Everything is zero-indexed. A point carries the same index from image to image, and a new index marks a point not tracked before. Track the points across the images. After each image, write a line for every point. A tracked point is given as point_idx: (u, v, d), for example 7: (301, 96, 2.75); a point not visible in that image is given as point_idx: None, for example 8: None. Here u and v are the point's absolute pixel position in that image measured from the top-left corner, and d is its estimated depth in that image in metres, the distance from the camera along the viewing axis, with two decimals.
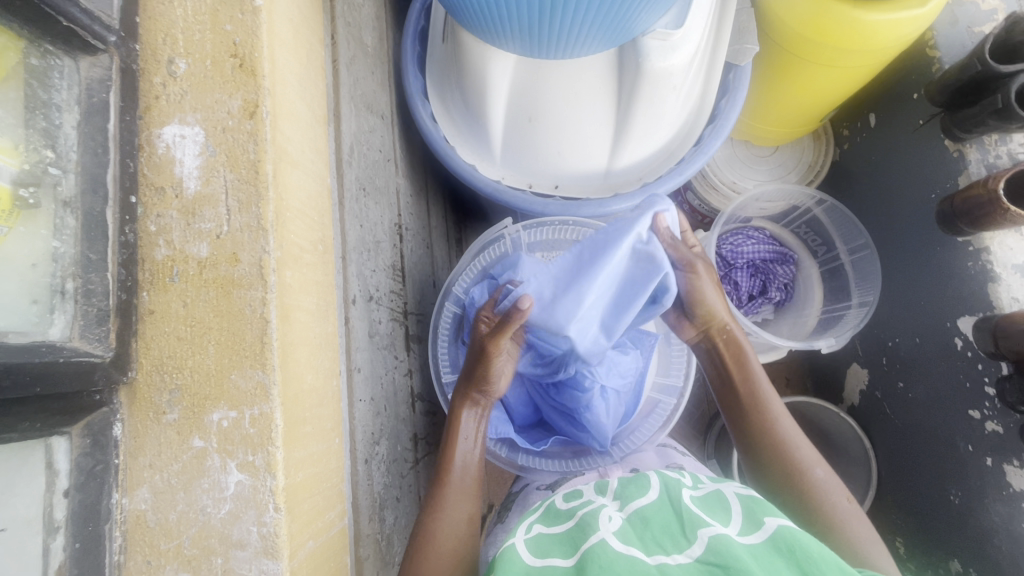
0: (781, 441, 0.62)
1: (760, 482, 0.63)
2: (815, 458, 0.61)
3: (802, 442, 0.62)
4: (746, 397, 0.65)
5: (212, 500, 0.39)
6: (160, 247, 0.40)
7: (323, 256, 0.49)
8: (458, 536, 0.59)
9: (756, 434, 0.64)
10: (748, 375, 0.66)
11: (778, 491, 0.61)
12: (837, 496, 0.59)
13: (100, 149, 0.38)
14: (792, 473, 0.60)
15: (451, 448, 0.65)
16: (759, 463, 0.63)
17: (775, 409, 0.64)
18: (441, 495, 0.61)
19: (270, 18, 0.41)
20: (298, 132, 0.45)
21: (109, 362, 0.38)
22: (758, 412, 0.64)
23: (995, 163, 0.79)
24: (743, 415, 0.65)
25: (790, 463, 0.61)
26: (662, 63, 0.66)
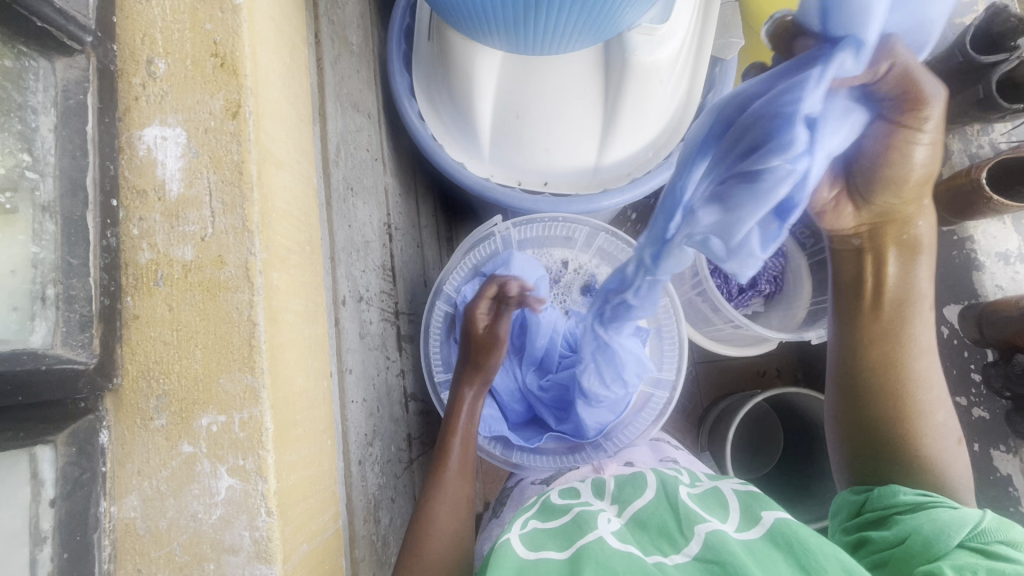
0: (907, 381, 0.54)
1: (877, 412, 0.55)
2: (939, 401, 0.55)
3: (937, 385, 0.55)
4: (894, 311, 0.52)
5: (202, 506, 0.38)
6: (143, 251, 0.40)
7: (310, 257, 0.48)
8: (457, 516, 0.61)
9: (880, 372, 0.54)
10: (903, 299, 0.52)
11: (891, 429, 0.54)
12: (949, 440, 0.54)
13: (79, 151, 0.38)
14: (902, 419, 0.54)
15: (450, 430, 0.67)
16: (867, 402, 0.55)
17: (922, 344, 0.53)
18: (440, 480, 0.63)
19: (251, 16, 0.41)
20: (283, 132, 0.45)
21: (94, 369, 0.37)
22: (895, 350, 0.53)
23: (978, 153, 0.80)
24: (889, 338, 0.53)
25: (901, 411, 0.54)
26: (648, 57, 0.67)
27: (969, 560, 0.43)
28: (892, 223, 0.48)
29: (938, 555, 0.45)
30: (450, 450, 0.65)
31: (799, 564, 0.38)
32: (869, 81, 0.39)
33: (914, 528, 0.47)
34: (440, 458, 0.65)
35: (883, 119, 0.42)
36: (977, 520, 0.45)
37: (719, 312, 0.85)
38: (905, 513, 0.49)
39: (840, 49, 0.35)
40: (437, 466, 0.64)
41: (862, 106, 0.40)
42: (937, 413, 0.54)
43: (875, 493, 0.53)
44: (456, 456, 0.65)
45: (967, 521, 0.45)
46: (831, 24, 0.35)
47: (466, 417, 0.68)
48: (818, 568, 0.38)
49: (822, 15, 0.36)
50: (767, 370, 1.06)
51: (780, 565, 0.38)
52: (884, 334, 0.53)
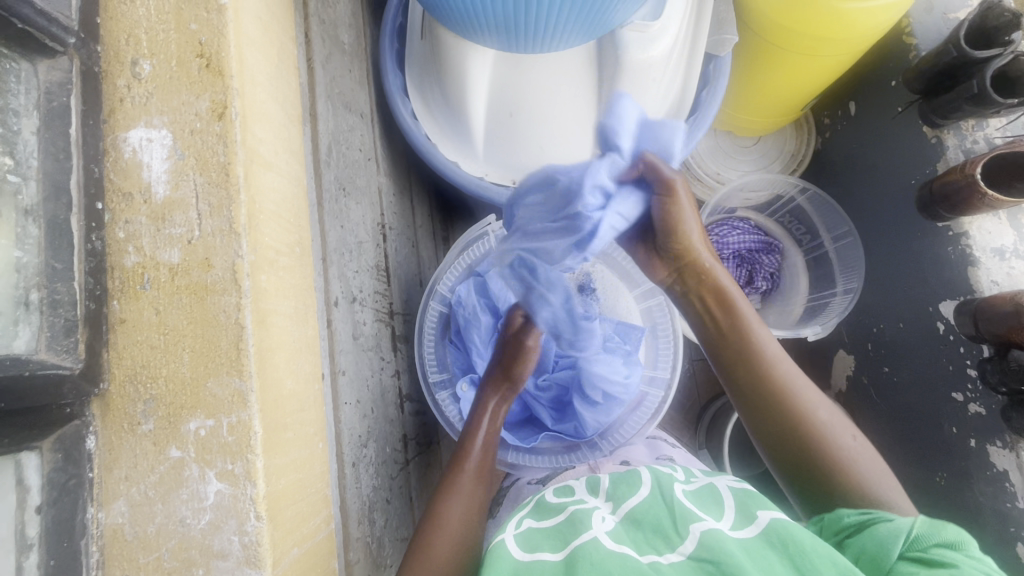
0: (777, 385, 0.58)
1: (769, 434, 0.58)
2: (817, 399, 0.58)
3: (803, 384, 0.58)
4: (735, 335, 0.60)
5: (191, 511, 0.38)
6: (129, 254, 0.39)
7: (300, 259, 0.48)
8: (467, 517, 0.60)
9: (756, 384, 0.59)
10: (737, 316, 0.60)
11: (785, 441, 0.57)
12: (843, 436, 0.56)
13: (62, 154, 0.37)
14: (790, 419, 0.57)
15: (471, 433, 0.67)
16: (758, 412, 0.59)
17: (770, 353, 0.59)
18: (457, 477, 0.63)
19: (237, 16, 0.40)
20: (271, 134, 0.44)
21: (79, 374, 0.37)
22: (751, 362, 0.59)
23: (973, 148, 0.80)
24: (745, 357, 0.60)
25: (787, 412, 0.57)
26: (641, 56, 0.67)
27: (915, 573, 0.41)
28: (690, 265, 0.60)
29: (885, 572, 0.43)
30: (470, 450, 0.65)
31: (794, 566, 0.38)
32: (637, 175, 0.57)
33: (861, 549, 0.45)
34: (458, 456, 0.65)
35: (651, 195, 0.58)
36: (911, 526, 0.44)
37: None
38: (852, 535, 0.48)
39: (611, 158, 0.56)
40: (455, 465, 0.64)
41: (641, 189, 0.58)
42: (818, 410, 0.57)
43: (824, 523, 0.51)
44: (475, 459, 0.65)
45: (904, 529, 0.44)
46: (608, 144, 0.57)
47: (488, 418, 0.69)
48: (814, 570, 0.38)
49: (608, 142, 0.57)
50: None
51: (776, 567, 0.38)
52: (741, 351, 0.60)
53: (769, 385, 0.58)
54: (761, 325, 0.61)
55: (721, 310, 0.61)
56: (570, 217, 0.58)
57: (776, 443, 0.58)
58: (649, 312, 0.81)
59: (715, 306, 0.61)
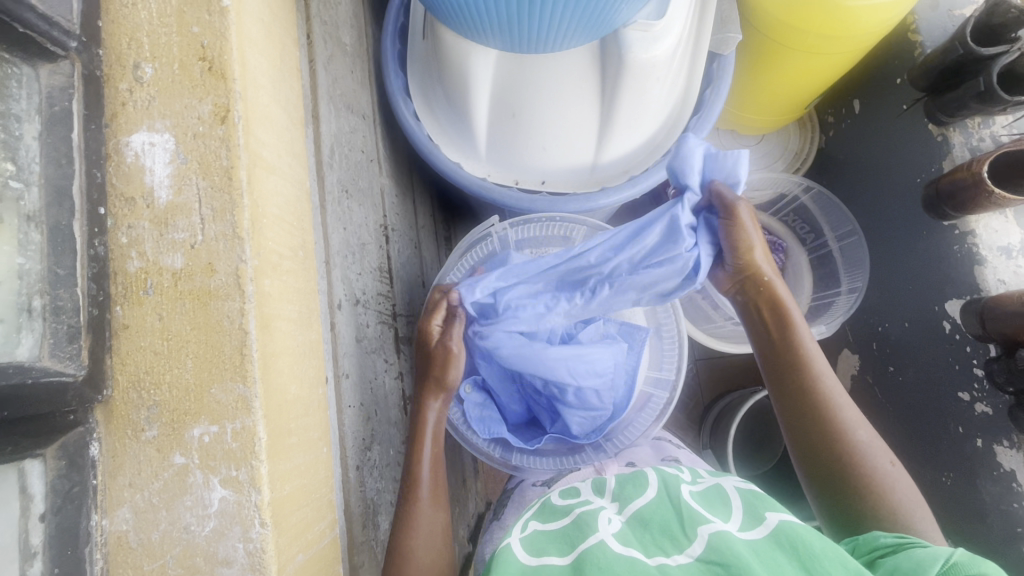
0: (824, 402, 0.61)
1: (808, 448, 0.61)
2: (859, 419, 0.60)
3: (846, 403, 0.61)
4: (784, 348, 0.62)
5: (195, 518, 0.38)
6: (132, 259, 0.39)
7: (304, 262, 0.47)
8: (437, 549, 0.59)
9: (802, 397, 0.61)
10: (791, 334, 0.62)
11: (822, 457, 0.60)
12: (881, 459, 0.58)
13: (64, 160, 0.37)
14: (832, 435, 0.59)
15: (417, 456, 0.64)
16: (801, 424, 0.62)
17: (823, 373, 0.61)
18: (414, 509, 0.60)
19: (239, 19, 0.40)
20: (274, 136, 0.44)
21: (82, 381, 0.37)
22: (801, 379, 0.61)
23: (979, 146, 0.80)
24: (790, 372, 0.62)
25: (831, 429, 0.60)
26: (644, 55, 0.65)
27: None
28: (750, 278, 0.62)
29: None
30: (421, 477, 0.62)
31: (804, 567, 0.38)
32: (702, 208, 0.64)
33: (893, 569, 0.44)
34: (410, 485, 0.62)
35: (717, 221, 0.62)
36: (949, 553, 0.42)
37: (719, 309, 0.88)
38: (886, 555, 0.47)
39: (686, 198, 0.63)
40: (409, 495, 0.61)
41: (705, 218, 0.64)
42: (858, 431, 0.59)
43: (861, 541, 0.51)
44: (428, 485, 0.62)
45: (942, 556, 0.42)
46: (681, 182, 0.63)
47: (430, 437, 0.65)
48: (824, 571, 0.37)
49: (678, 180, 0.64)
50: None
51: (785, 568, 0.38)
52: (793, 368, 0.62)
53: (818, 403, 0.61)
54: (813, 343, 0.63)
55: (774, 327, 0.63)
56: (668, 258, 0.63)
57: (812, 457, 0.61)
58: (654, 313, 0.81)
59: (771, 323, 0.63)
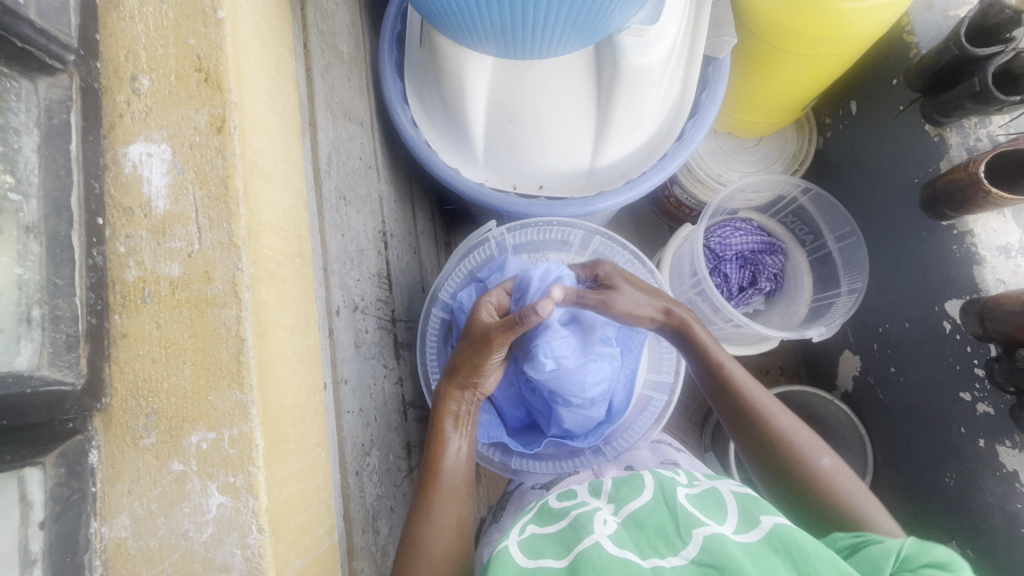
0: (754, 413, 0.64)
1: (756, 458, 0.64)
2: (791, 423, 0.63)
3: (776, 409, 0.64)
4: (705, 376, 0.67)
5: (194, 524, 0.38)
6: (130, 269, 0.40)
7: (301, 270, 0.48)
8: (450, 541, 0.59)
9: (737, 412, 0.65)
10: (709, 353, 0.67)
11: (768, 464, 0.62)
12: (820, 457, 0.61)
13: (62, 171, 0.37)
14: (770, 440, 0.62)
15: (437, 448, 0.64)
16: (746, 437, 0.64)
17: (745, 382, 0.65)
18: (431, 501, 0.60)
19: (234, 30, 0.40)
20: (270, 145, 0.44)
21: (81, 389, 0.37)
22: (730, 396, 0.65)
23: (976, 146, 0.79)
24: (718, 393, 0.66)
25: (766, 435, 0.62)
26: (639, 59, 0.66)
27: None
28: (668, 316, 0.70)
29: None
30: (442, 467, 0.63)
31: (797, 570, 0.38)
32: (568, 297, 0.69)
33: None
34: (430, 474, 0.62)
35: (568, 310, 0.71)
36: (899, 547, 0.44)
37: (719, 312, 0.86)
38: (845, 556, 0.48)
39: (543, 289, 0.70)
40: (429, 485, 0.62)
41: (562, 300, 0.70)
42: (792, 432, 0.62)
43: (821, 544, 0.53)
44: (447, 478, 0.62)
45: (895, 551, 0.44)
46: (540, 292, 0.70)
47: (453, 425, 0.66)
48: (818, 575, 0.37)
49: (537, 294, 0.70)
50: (770, 368, 1.10)
51: (779, 570, 0.38)
52: (721, 383, 0.66)
53: (749, 412, 0.64)
54: (729, 357, 0.67)
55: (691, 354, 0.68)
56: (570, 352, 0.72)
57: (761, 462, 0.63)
58: None
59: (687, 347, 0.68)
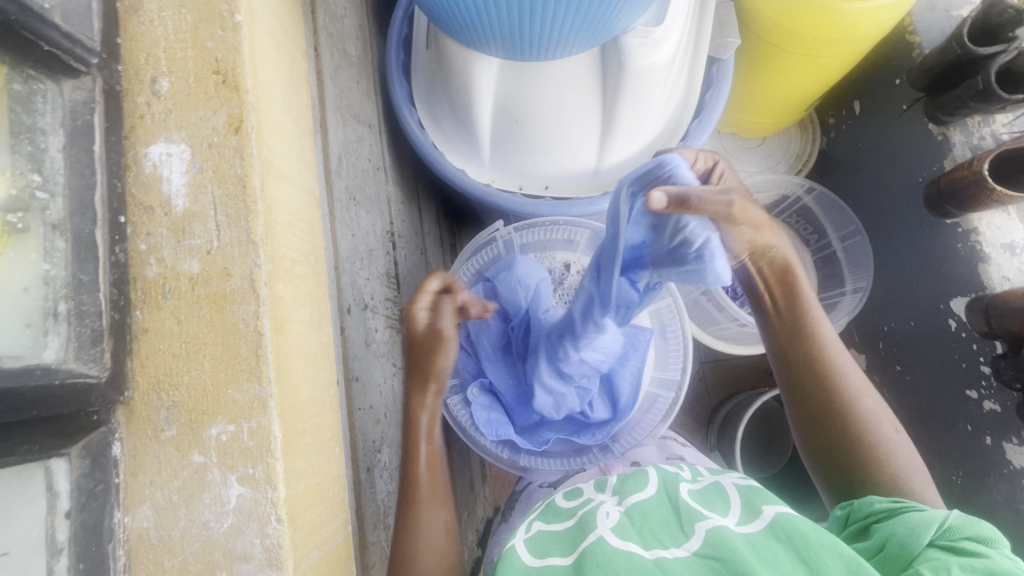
0: (829, 373, 0.61)
1: (812, 421, 0.62)
2: (864, 388, 0.61)
3: (852, 371, 0.62)
4: (787, 326, 0.63)
5: (214, 515, 0.39)
6: (151, 266, 0.41)
7: (315, 267, 0.49)
8: (438, 550, 0.60)
9: (810, 370, 0.62)
10: (798, 298, 0.62)
11: (829, 426, 0.61)
12: (885, 427, 0.60)
13: (87, 170, 0.39)
14: (839, 402, 0.60)
15: (412, 454, 0.64)
16: (810, 397, 0.62)
17: (828, 339, 0.62)
18: (416, 511, 0.60)
19: (251, 33, 0.41)
20: (285, 145, 0.45)
21: (105, 382, 0.38)
22: (811, 352, 0.62)
23: (979, 145, 0.81)
24: (794, 348, 0.63)
25: (837, 398, 0.60)
26: (644, 60, 0.66)
27: (942, 557, 0.42)
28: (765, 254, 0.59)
29: (913, 557, 0.44)
30: (419, 472, 0.63)
31: (800, 557, 0.39)
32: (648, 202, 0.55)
33: (889, 535, 0.47)
34: (410, 484, 0.62)
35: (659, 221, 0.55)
36: (943, 518, 0.45)
37: (724, 311, 0.86)
38: (881, 521, 0.50)
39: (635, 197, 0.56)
40: (409, 494, 0.62)
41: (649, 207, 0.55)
42: (864, 398, 0.61)
43: (854, 507, 0.54)
44: (427, 486, 0.63)
45: (936, 520, 0.45)
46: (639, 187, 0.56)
47: (424, 431, 0.66)
48: (819, 561, 0.38)
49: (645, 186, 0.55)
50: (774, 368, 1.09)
51: (779, 557, 0.39)
52: (801, 336, 0.62)
53: (824, 370, 0.61)
54: (817, 307, 0.62)
55: (782, 307, 0.63)
56: (671, 254, 0.55)
57: (813, 422, 0.62)
58: (658, 312, 0.81)
59: (777, 286, 0.62)
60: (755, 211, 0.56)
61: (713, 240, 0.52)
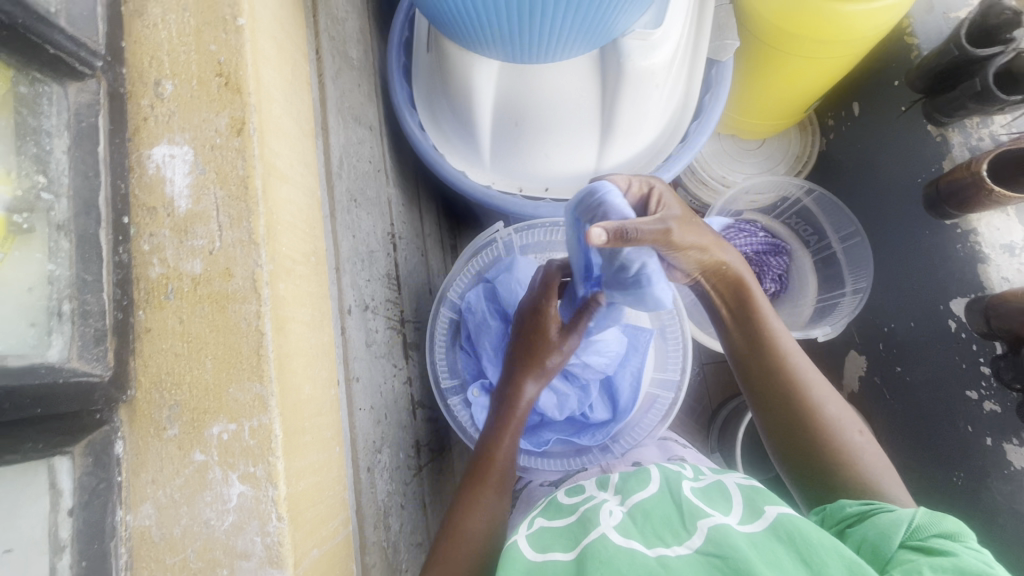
0: (790, 380, 0.61)
1: (779, 429, 0.61)
2: (827, 393, 0.61)
3: (814, 377, 0.61)
4: (744, 335, 0.63)
5: (215, 513, 0.39)
6: (154, 266, 0.41)
7: (316, 268, 0.49)
8: (486, 531, 0.60)
9: (769, 377, 0.62)
10: (753, 305, 0.62)
11: (793, 433, 0.60)
12: (850, 431, 0.59)
13: (91, 172, 0.39)
14: (803, 408, 0.60)
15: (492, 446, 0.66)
16: (773, 404, 0.62)
17: (786, 347, 0.62)
18: (475, 494, 0.62)
19: (253, 36, 0.42)
20: (287, 147, 0.46)
21: (108, 381, 0.39)
22: (768, 360, 0.62)
23: (979, 145, 0.81)
24: (753, 356, 0.63)
25: (799, 404, 0.60)
26: (643, 62, 0.67)
27: (915, 559, 0.42)
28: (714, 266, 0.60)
29: (886, 561, 0.44)
30: (493, 460, 0.65)
31: (802, 557, 0.39)
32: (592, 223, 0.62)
33: (862, 539, 0.47)
34: (479, 470, 0.64)
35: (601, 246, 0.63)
36: (911, 516, 0.46)
37: None
38: (854, 524, 0.50)
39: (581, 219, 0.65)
40: (476, 477, 0.64)
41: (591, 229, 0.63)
42: (828, 405, 0.60)
43: (828, 513, 0.54)
44: (495, 472, 0.64)
45: (905, 520, 0.46)
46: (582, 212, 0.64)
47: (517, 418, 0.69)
48: (821, 560, 0.38)
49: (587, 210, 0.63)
50: None
51: (782, 558, 0.39)
52: (759, 345, 0.62)
53: (784, 377, 0.61)
54: (772, 315, 0.63)
55: (735, 316, 0.63)
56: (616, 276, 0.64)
57: (779, 430, 0.61)
58: (657, 314, 0.82)
59: (729, 295, 0.63)
60: (700, 233, 0.56)
61: (649, 265, 0.60)
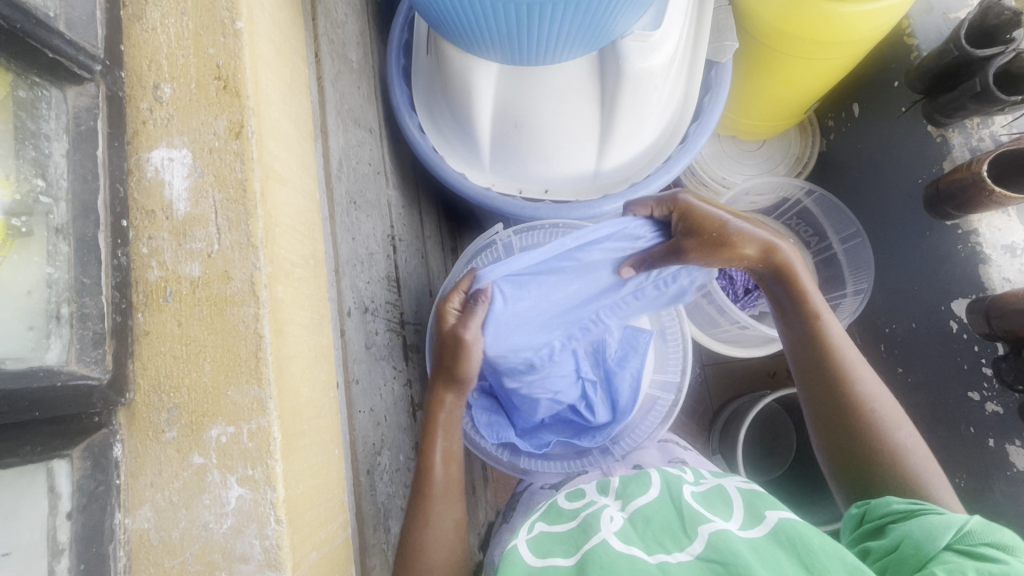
0: (842, 374, 0.62)
1: (826, 422, 0.63)
2: (878, 389, 0.62)
3: (865, 372, 0.63)
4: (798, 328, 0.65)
5: (214, 516, 0.39)
6: (153, 269, 0.41)
7: (315, 270, 0.49)
8: (450, 543, 0.61)
9: (820, 370, 0.63)
10: (806, 301, 0.64)
11: (840, 427, 0.62)
12: (897, 429, 0.60)
13: (90, 175, 0.39)
14: (851, 402, 0.61)
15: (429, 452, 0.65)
16: (823, 397, 0.63)
17: (840, 341, 0.63)
18: (427, 504, 0.62)
19: (251, 39, 0.42)
20: (286, 150, 0.46)
21: (106, 384, 0.39)
22: (821, 353, 0.63)
23: (978, 146, 0.81)
24: (808, 348, 0.64)
25: (849, 399, 0.61)
26: (642, 64, 0.67)
27: (959, 561, 0.42)
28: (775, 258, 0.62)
29: (928, 558, 0.44)
30: (433, 471, 0.63)
31: (803, 564, 0.39)
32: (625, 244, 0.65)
33: (905, 536, 0.48)
34: (423, 481, 0.63)
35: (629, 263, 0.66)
36: (962, 522, 0.45)
37: (725, 314, 0.86)
38: (897, 521, 0.50)
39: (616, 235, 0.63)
40: (422, 490, 0.63)
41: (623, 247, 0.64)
42: (878, 400, 0.61)
43: (869, 507, 0.54)
44: (440, 484, 0.63)
45: (956, 523, 0.45)
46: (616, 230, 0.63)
47: (441, 430, 0.66)
48: (821, 567, 0.38)
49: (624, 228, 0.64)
50: (777, 370, 1.05)
51: (783, 563, 0.39)
52: (813, 336, 0.64)
53: (835, 369, 0.63)
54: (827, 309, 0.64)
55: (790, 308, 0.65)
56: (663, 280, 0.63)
57: (830, 422, 0.63)
58: (658, 315, 0.81)
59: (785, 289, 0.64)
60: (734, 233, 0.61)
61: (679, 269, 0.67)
